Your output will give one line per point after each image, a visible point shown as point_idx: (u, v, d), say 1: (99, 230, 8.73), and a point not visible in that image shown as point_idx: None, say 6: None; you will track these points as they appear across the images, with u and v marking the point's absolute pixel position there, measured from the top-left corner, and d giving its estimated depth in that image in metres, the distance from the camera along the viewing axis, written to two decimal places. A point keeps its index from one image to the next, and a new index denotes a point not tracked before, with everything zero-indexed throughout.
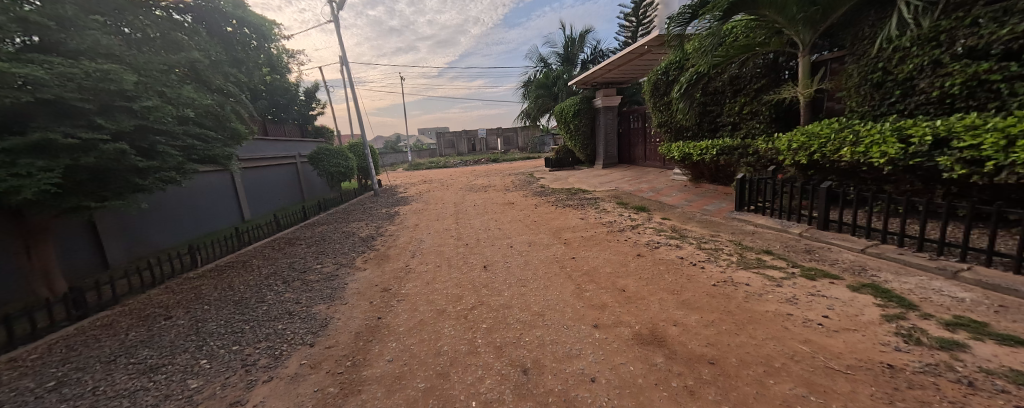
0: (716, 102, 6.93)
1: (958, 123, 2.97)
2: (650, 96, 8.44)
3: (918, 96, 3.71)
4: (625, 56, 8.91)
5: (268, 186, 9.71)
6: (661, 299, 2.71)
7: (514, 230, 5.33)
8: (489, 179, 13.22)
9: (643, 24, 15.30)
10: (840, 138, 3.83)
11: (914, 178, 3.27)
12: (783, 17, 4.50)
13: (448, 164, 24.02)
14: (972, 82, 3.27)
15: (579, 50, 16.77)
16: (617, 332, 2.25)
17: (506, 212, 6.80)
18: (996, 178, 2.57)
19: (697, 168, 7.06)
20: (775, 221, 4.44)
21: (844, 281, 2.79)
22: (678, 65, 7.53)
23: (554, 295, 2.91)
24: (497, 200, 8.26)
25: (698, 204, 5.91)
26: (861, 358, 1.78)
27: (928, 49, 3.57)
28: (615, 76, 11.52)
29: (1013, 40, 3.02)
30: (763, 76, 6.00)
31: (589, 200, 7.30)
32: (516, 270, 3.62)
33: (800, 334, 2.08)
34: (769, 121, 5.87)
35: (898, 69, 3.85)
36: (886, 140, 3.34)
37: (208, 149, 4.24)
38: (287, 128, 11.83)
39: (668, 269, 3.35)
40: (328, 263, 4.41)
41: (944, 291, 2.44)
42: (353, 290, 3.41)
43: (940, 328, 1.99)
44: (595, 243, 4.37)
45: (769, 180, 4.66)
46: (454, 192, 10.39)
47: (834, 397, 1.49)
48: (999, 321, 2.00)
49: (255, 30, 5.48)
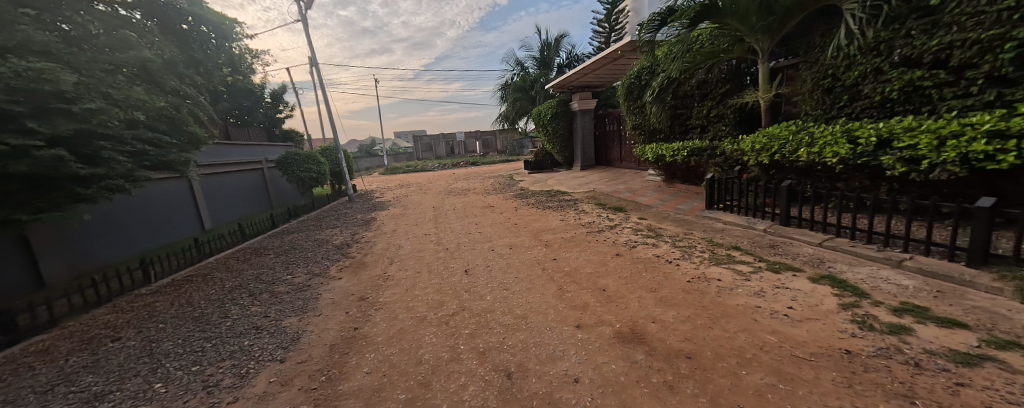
0: (685, 106, 7.25)
1: (898, 126, 3.25)
2: (624, 100, 8.77)
3: (863, 100, 4.04)
4: (599, 60, 9.14)
5: (232, 194, 9.19)
6: (640, 297, 2.78)
7: (495, 233, 5.32)
8: (469, 182, 13.06)
9: (617, 30, 15.70)
10: (796, 140, 4.10)
11: (862, 176, 3.55)
12: (745, 26, 4.78)
13: (426, 167, 23.68)
14: (907, 88, 3.61)
15: (554, 54, 17.07)
16: (599, 331, 2.28)
17: (486, 215, 6.75)
18: (933, 175, 2.83)
19: (670, 169, 7.34)
20: (741, 218, 4.66)
21: (804, 273, 2.98)
22: (649, 70, 7.91)
23: (536, 297, 2.91)
24: (478, 203, 8.19)
25: (672, 203, 6.12)
26: (823, 345, 1.90)
27: (870, 57, 3.92)
28: (590, 80, 11.76)
29: (940, 50, 3.35)
30: (727, 81, 6.35)
31: (568, 201, 7.37)
32: (498, 273, 3.60)
33: (768, 325, 2.19)
34: (733, 124, 6.23)
35: (846, 76, 4.17)
36: (837, 141, 3.61)
37: (162, 155, 3.92)
38: (252, 132, 11.22)
39: (646, 267, 3.44)
40: (299, 273, 4.19)
41: (890, 279, 2.66)
42: (326, 300, 3.25)
43: (889, 314, 2.16)
44: (575, 244, 4.43)
45: (735, 179, 4.89)
46: (432, 196, 10.22)
47: (800, 384, 1.59)
48: (937, 305, 2.21)
49: (214, 28, 5.28)
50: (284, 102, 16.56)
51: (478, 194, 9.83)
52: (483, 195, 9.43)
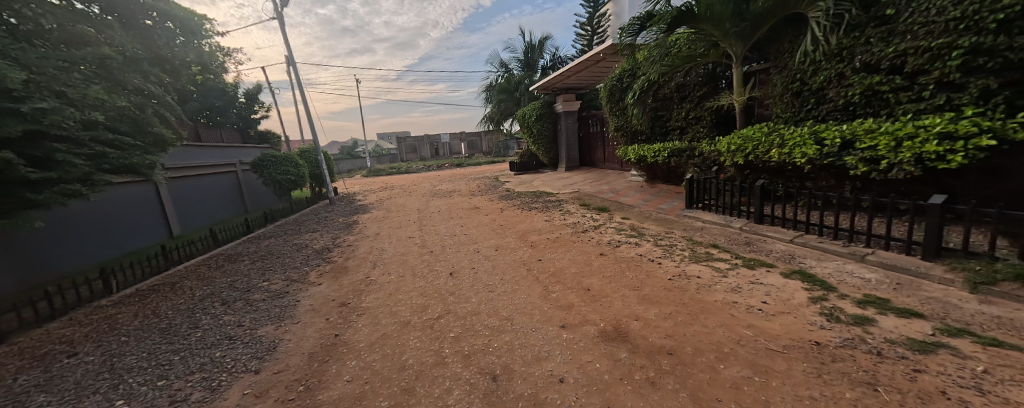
0: (665, 108, 7.45)
1: (860, 128, 3.45)
2: (607, 102, 8.93)
3: (828, 104, 4.27)
4: (581, 62, 9.26)
5: (203, 198, 8.78)
6: (623, 295, 2.83)
7: (481, 234, 5.29)
8: (454, 184, 12.96)
9: (599, 33, 15.93)
10: (768, 141, 4.29)
11: (828, 175, 3.74)
12: (719, 32, 4.96)
13: (410, 169, 23.32)
14: (867, 92, 3.84)
15: (538, 56, 17.19)
16: (584, 331, 2.30)
17: (472, 217, 6.71)
18: (891, 174, 3.01)
19: (652, 169, 7.51)
20: (719, 217, 4.81)
21: (777, 268, 3.11)
22: (630, 72, 8.08)
23: (521, 299, 2.92)
24: (463, 205, 8.13)
25: (654, 203, 6.27)
26: (794, 337, 1.99)
27: (834, 63, 4.14)
28: (573, 82, 11.91)
29: (896, 57, 3.58)
30: (704, 84, 6.56)
31: (553, 202, 7.42)
32: (484, 275, 3.58)
33: (744, 320, 2.27)
34: (710, 126, 6.45)
35: (813, 80, 4.39)
36: (805, 142, 3.79)
37: (124, 158, 3.70)
38: (224, 133, 10.76)
39: (629, 266, 3.50)
40: (276, 279, 4.04)
41: (855, 273, 2.81)
42: (305, 307, 3.15)
43: (854, 306, 2.28)
44: (560, 244, 4.47)
45: (713, 179, 5.04)
46: (417, 198, 10.08)
47: (773, 376, 1.65)
48: (897, 297, 2.35)
49: (181, 25, 5.06)
50: (259, 103, 15.89)
51: (464, 195, 9.77)
52: (469, 197, 9.38)
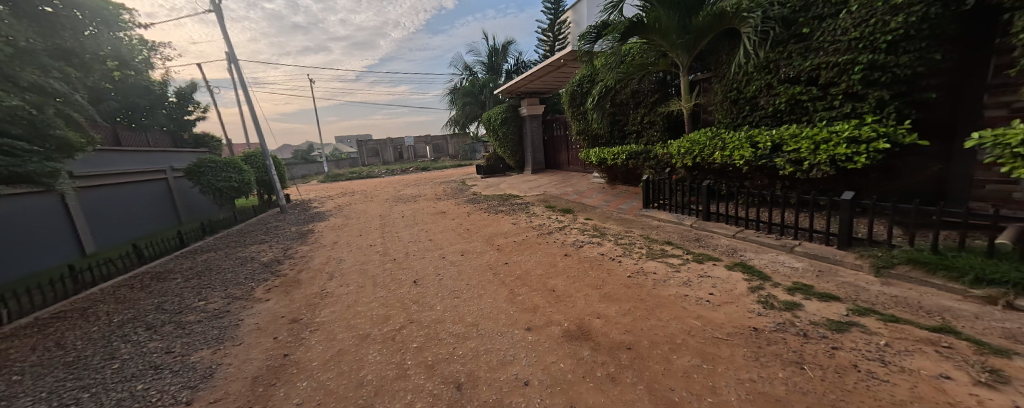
0: (622, 113, 7.81)
1: (786, 133, 3.88)
2: (569, 106, 9.22)
3: (760, 111, 4.72)
4: (543, 68, 9.46)
5: (125, 209, 7.76)
6: (586, 295, 2.90)
7: (447, 239, 5.18)
8: (419, 188, 12.61)
9: (560, 39, 16.32)
10: (712, 144, 4.65)
11: (763, 175, 4.13)
12: (667, 42, 5.31)
13: (372, 173, 22.34)
14: (790, 101, 4.31)
15: (502, 60, 17.29)
16: (548, 332, 2.33)
17: (437, 221, 6.55)
18: (811, 174, 3.46)
19: (612, 171, 7.84)
20: (672, 216, 5.12)
21: (723, 262, 3.37)
22: (590, 78, 8.41)
23: (486, 303, 2.89)
24: (428, 209, 7.94)
25: (614, 204, 6.54)
26: (736, 325, 2.16)
27: (763, 74, 4.60)
28: (536, 86, 12.12)
29: (812, 70, 4.06)
30: (656, 91, 6.97)
31: (519, 205, 7.48)
32: (449, 281, 3.50)
33: (694, 311, 2.43)
34: (662, 130, 6.87)
35: (747, 89, 4.84)
36: (742, 145, 4.17)
37: (16, 166, 3.16)
38: (150, 136, 9.60)
39: (592, 266, 3.61)
40: (215, 298, 3.66)
41: (786, 263, 3.13)
42: (249, 326, 2.89)
43: (786, 293, 2.53)
44: (526, 246, 4.50)
45: (666, 180, 5.36)
46: (379, 203, 9.68)
47: (719, 362, 1.78)
48: (820, 283, 2.64)
49: (92, 13, 4.46)
50: (194, 103, 14.27)
51: (429, 200, 9.54)
52: (434, 201, 9.16)
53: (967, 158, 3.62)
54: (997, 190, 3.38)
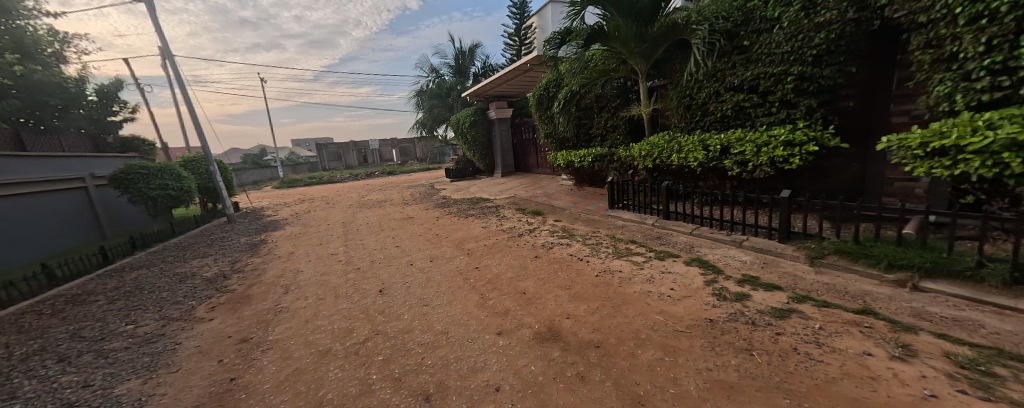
0: (587, 117, 8.03)
1: (733, 137, 4.22)
2: (536, 110, 9.38)
3: (709, 116, 5.07)
4: (510, 71, 9.54)
5: (31, 224, 6.73)
6: (556, 295, 2.95)
7: (415, 246, 5.03)
8: (385, 193, 12.16)
9: (526, 44, 16.49)
10: (669, 147, 4.93)
11: (714, 176, 4.44)
12: (626, 50, 5.57)
13: (333, 178, 21.22)
14: (735, 107, 4.68)
15: (468, 62, 17.20)
16: (519, 335, 2.33)
17: (405, 227, 6.35)
18: (755, 174, 3.79)
19: (579, 174, 8.06)
20: (636, 215, 5.35)
21: (682, 258, 3.58)
22: (555, 83, 8.61)
23: (457, 310, 2.84)
24: (395, 215, 7.67)
25: (582, 205, 6.72)
26: (694, 317, 2.30)
27: (712, 83, 4.96)
28: (503, 90, 12.19)
29: (752, 79, 4.45)
30: (618, 97, 7.27)
31: (489, 208, 7.46)
32: (417, 289, 3.40)
33: (657, 306, 2.54)
34: (624, 134, 7.17)
35: (698, 96, 5.18)
36: (696, 148, 4.46)
37: None
38: (61, 140, 8.40)
39: (561, 267, 3.68)
40: (148, 321, 3.28)
41: (736, 257, 3.39)
42: (189, 350, 2.61)
43: (736, 285, 2.73)
44: (497, 250, 4.49)
45: (629, 181, 5.58)
46: (342, 210, 9.21)
47: (679, 354, 1.88)
48: (765, 274, 2.89)
49: None
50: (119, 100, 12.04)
51: (396, 205, 9.23)
52: (402, 206, 8.89)
53: (879, 160, 4.17)
54: (903, 187, 4.00)
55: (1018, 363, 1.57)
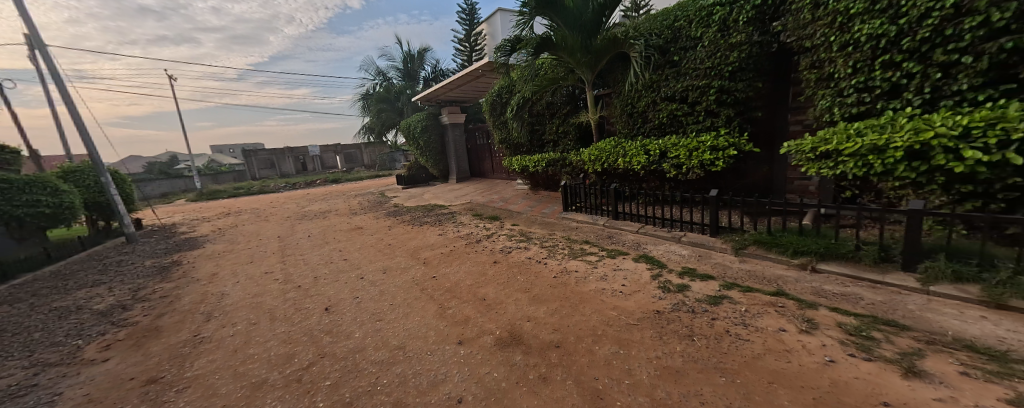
0: (539, 123, 8.25)
1: (669, 142, 4.64)
2: (489, 115, 9.46)
3: (648, 124, 5.51)
4: (462, 77, 9.51)
5: None
6: (516, 299, 2.98)
7: (365, 258, 4.75)
8: (329, 203, 11.33)
9: (477, 50, 16.54)
10: (615, 152, 5.27)
11: (655, 178, 4.83)
12: (574, 60, 5.84)
13: (267, 188, 19.24)
14: (670, 116, 5.14)
15: (418, 66, 16.79)
16: (480, 342, 2.32)
17: (354, 239, 5.97)
18: (688, 175, 4.28)
19: (534, 178, 8.27)
20: (589, 216, 5.60)
21: (631, 255, 3.83)
22: (508, 89, 8.78)
23: (415, 322, 2.75)
24: (342, 226, 7.19)
25: (538, 208, 6.88)
26: (644, 310, 2.48)
27: (649, 93, 5.41)
28: (456, 95, 12.09)
29: (683, 91, 4.94)
30: (567, 104, 7.60)
31: (445, 215, 7.32)
32: (370, 303, 3.22)
33: (610, 302, 2.70)
34: (575, 140, 7.50)
35: (638, 105, 5.61)
36: (638, 153, 4.82)
37: None
38: None
39: (520, 270, 3.73)
40: (15, 370, 2.66)
41: (677, 251, 3.71)
42: (80, 400, 2.18)
43: (678, 277, 3.00)
44: (454, 257, 4.42)
45: (581, 184, 5.84)
46: (279, 222, 8.40)
47: (632, 346, 2.02)
48: (701, 266, 3.21)
49: None
50: None
51: (342, 215, 8.65)
52: (349, 216, 8.35)
53: (783, 161, 4.87)
54: (801, 185, 4.73)
55: (888, 327, 1.93)
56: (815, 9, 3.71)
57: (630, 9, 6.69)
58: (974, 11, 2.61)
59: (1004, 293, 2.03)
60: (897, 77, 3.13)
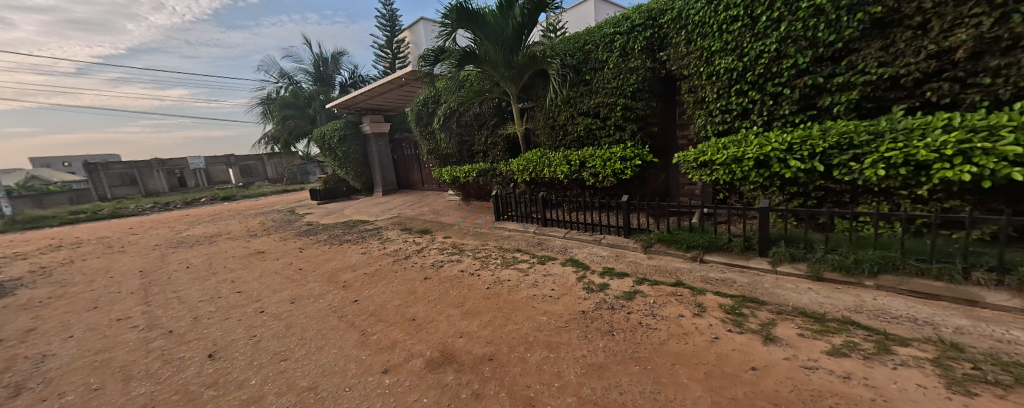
0: (468, 134, 8.25)
1: (587, 153, 5.08)
2: (415, 125, 9.17)
3: (568, 137, 5.96)
4: (383, 84, 9.02)
5: None
6: (448, 316, 2.90)
7: (270, 287, 4.11)
8: (219, 224, 9.54)
9: (400, 58, 15.88)
10: (541, 163, 5.56)
11: (578, 186, 5.25)
12: (497, 74, 6.05)
13: (127, 210, 15.33)
14: (586, 129, 5.63)
15: (333, 71, 15.43)
16: (409, 367, 2.18)
17: (252, 266, 5.09)
18: (605, 183, 4.79)
19: (465, 189, 8.23)
20: (520, 225, 5.75)
21: (559, 259, 4.04)
22: (434, 99, 8.65)
23: (333, 355, 2.46)
24: (239, 251, 6.11)
25: (471, 219, 6.84)
26: (570, 311, 2.64)
27: (567, 108, 5.87)
28: (377, 103, 11.40)
29: (596, 107, 5.47)
30: (495, 116, 7.77)
31: (369, 231, 6.77)
32: (276, 340, 2.78)
33: (540, 308, 2.80)
34: (503, 151, 7.69)
35: (559, 119, 6.02)
36: (562, 164, 5.18)
37: None
38: None
39: (453, 284, 3.64)
40: None
41: (598, 253, 4.05)
42: None
43: (599, 277, 3.27)
44: (380, 277, 4.11)
45: (511, 193, 5.98)
46: (147, 252, 6.76)
47: (561, 349, 2.12)
48: (618, 265, 3.55)
49: None
50: None
51: (238, 238, 7.36)
52: (248, 239, 7.15)
53: (676, 169, 5.73)
54: (689, 189, 5.61)
55: (753, 303, 2.39)
56: (688, 44, 4.47)
57: (548, 29, 7.08)
58: (787, 56, 3.63)
59: (820, 268, 2.71)
60: (745, 103, 3.99)
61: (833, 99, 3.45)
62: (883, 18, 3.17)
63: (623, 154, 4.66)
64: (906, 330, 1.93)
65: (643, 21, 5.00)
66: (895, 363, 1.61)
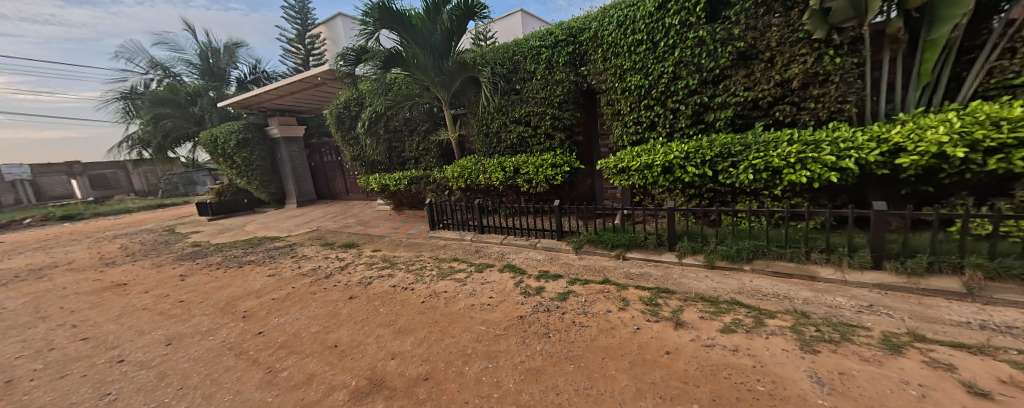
0: (397, 140, 7.81)
1: (521, 160, 5.22)
2: (336, 129, 8.36)
3: (501, 144, 6.05)
4: (294, 83, 8.02)
5: None
6: (378, 337, 2.65)
7: (137, 327, 3.27)
8: (56, 252, 7.31)
9: (315, 55, 14.34)
10: (475, 169, 5.53)
11: (512, 191, 5.34)
12: (427, 78, 5.88)
13: None
14: (518, 137, 5.79)
15: (228, 64, 13.22)
16: (330, 401, 1.92)
17: (110, 303, 3.99)
18: (538, 188, 4.96)
19: (396, 197, 7.73)
20: (456, 233, 5.60)
21: (497, 266, 4.02)
22: (357, 101, 8.00)
23: (229, 402, 2.04)
24: (89, 285, 4.74)
25: (403, 230, 6.43)
26: (508, 318, 2.63)
27: (498, 116, 5.97)
28: (287, 103, 10.09)
29: (526, 116, 5.68)
30: (426, 121, 7.50)
31: (279, 249, 5.88)
32: (146, 394, 2.20)
33: (479, 317, 2.74)
34: (436, 157, 7.44)
35: (492, 126, 6.09)
36: (496, 170, 5.22)
37: None
38: None
39: (383, 302, 3.35)
40: None
41: (534, 257, 4.14)
42: None
43: (536, 280, 3.34)
44: (294, 301, 3.58)
45: (446, 201, 5.79)
46: None
47: (499, 357, 2.09)
48: (553, 267, 3.67)
49: None
50: None
51: (88, 268, 5.72)
52: (104, 268, 5.61)
53: (600, 175, 6.23)
54: (612, 192, 6.14)
55: (667, 293, 2.69)
56: (603, 61, 4.91)
57: (477, 37, 7.11)
58: (681, 77, 4.24)
59: (713, 257, 3.19)
60: (652, 116, 4.54)
61: (716, 116, 4.14)
62: (745, 52, 3.93)
63: (553, 160, 4.88)
64: (774, 304, 2.37)
65: (564, 38, 5.36)
66: (767, 334, 1.96)
